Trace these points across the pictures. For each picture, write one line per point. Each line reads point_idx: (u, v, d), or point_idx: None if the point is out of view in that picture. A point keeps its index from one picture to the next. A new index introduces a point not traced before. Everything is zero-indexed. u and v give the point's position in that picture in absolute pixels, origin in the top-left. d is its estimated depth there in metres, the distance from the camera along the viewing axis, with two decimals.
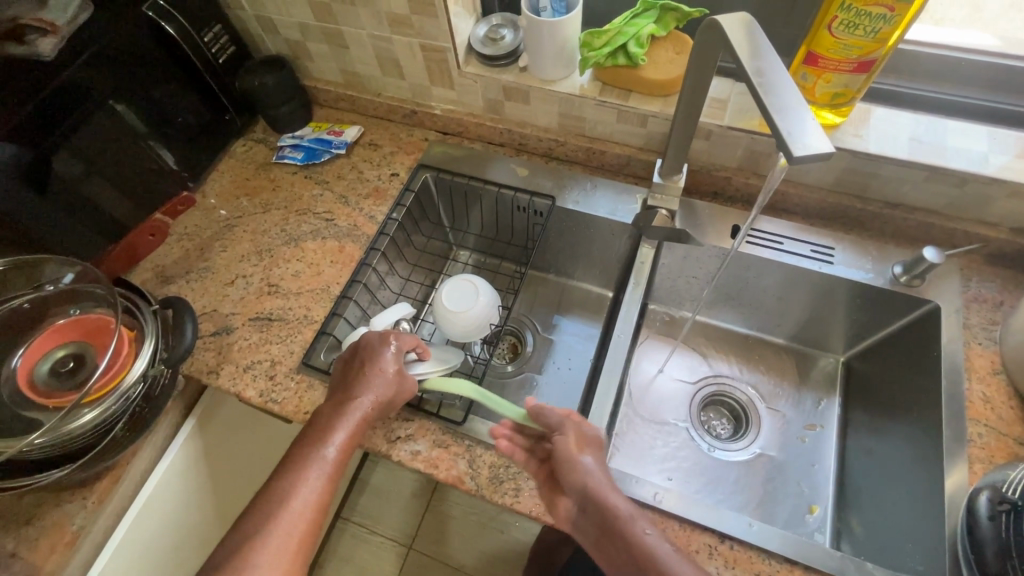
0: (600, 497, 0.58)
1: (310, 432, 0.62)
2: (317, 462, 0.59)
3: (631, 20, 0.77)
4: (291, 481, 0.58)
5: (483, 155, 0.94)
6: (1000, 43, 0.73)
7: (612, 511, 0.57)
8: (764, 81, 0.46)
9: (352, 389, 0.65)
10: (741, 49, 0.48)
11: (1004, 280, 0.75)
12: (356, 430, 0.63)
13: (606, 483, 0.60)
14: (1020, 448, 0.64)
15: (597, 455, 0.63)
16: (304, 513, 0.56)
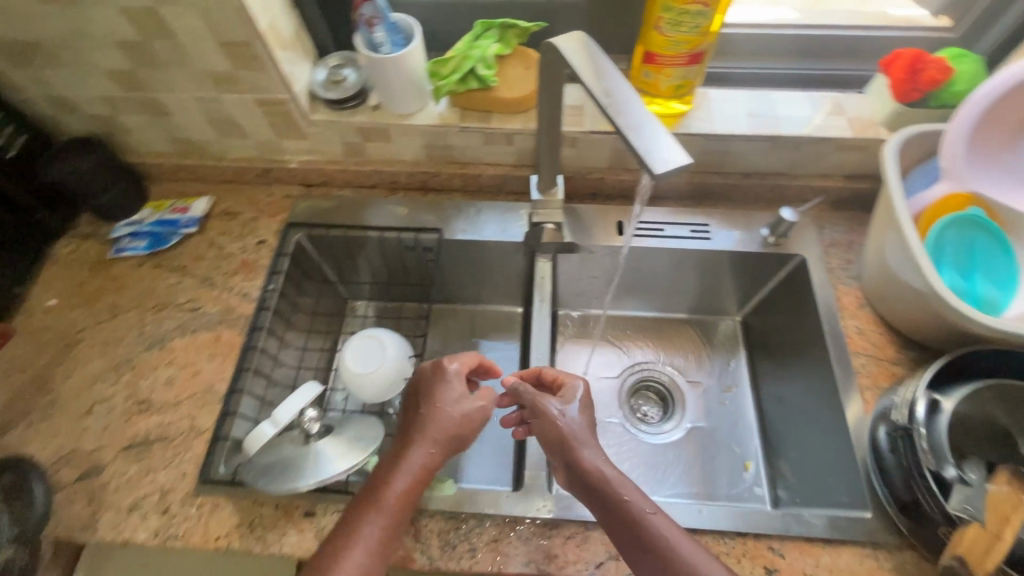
0: (589, 475, 0.57)
1: (372, 479, 0.58)
2: (379, 509, 0.55)
3: (474, 42, 0.76)
4: (343, 539, 0.53)
5: (357, 201, 0.89)
6: (798, 14, 0.81)
7: (604, 491, 0.56)
8: (614, 100, 0.47)
9: (416, 426, 0.61)
10: (586, 73, 0.49)
11: (849, 222, 0.84)
12: (414, 478, 0.58)
13: (600, 459, 0.58)
14: (895, 367, 0.73)
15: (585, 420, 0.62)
16: None
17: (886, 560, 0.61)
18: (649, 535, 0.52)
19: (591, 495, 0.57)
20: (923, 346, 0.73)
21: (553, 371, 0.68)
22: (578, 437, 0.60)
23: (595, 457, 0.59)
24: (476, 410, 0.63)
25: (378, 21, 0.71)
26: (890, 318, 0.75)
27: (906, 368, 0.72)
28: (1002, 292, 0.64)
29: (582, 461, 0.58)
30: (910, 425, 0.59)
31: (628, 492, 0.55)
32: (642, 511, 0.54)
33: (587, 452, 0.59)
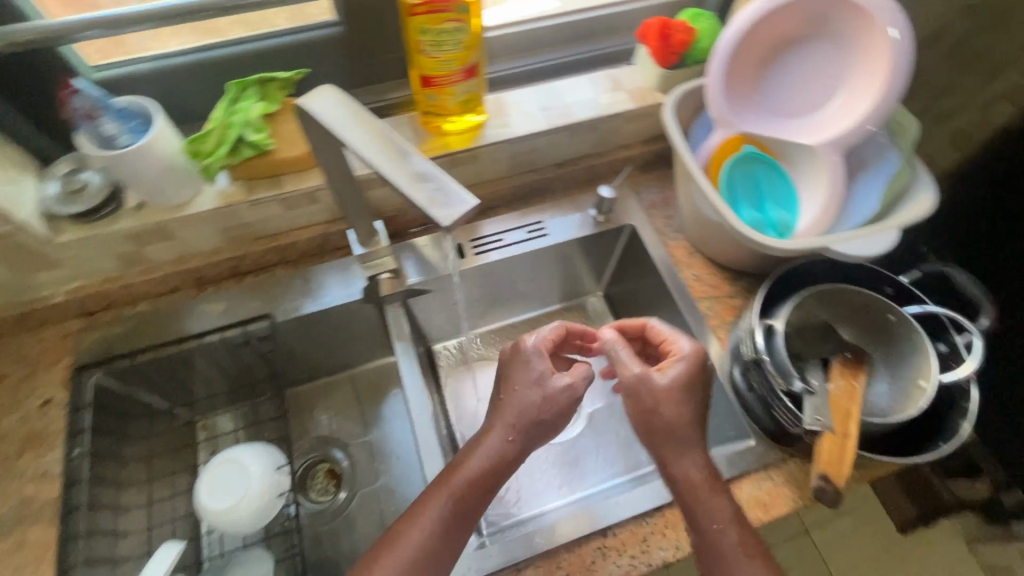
0: (682, 482, 0.55)
1: (478, 441, 0.59)
2: (451, 491, 0.56)
3: (232, 106, 0.67)
4: (393, 536, 0.54)
5: (160, 313, 0.76)
6: (560, 2, 0.84)
7: (692, 499, 0.54)
8: (380, 155, 0.43)
9: (510, 400, 0.60)
10: (342, 132, 0.44)
11: (660, 180, 0.90)
12: (486, 465, 0.57)
13: (696, 472, 0.55)
14: (735, 300, 0.80)
15: (692, 410, 0.57)
16: (416, 559, 0.53)
17: (779, 477, 0.67)
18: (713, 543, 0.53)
19: (679, 499, 0.55)
20: (751, 273, 0.81)
21: (658, 330, 0.66)
22: (681, 430, 0.56)
23: (693, 469, 0.55)
24: (562, 390, 0.60)
25: (100, 113, 0.59)
26: (716, 258, 0.81)
27: (742, 297, 0.80)
28: (791, 212, 0.72)
29: (675, 467, 0.56)
30: (757, 356, 0.65)
31: (707, 499, 0.54)
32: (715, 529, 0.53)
33: (682, 459, 0.56)
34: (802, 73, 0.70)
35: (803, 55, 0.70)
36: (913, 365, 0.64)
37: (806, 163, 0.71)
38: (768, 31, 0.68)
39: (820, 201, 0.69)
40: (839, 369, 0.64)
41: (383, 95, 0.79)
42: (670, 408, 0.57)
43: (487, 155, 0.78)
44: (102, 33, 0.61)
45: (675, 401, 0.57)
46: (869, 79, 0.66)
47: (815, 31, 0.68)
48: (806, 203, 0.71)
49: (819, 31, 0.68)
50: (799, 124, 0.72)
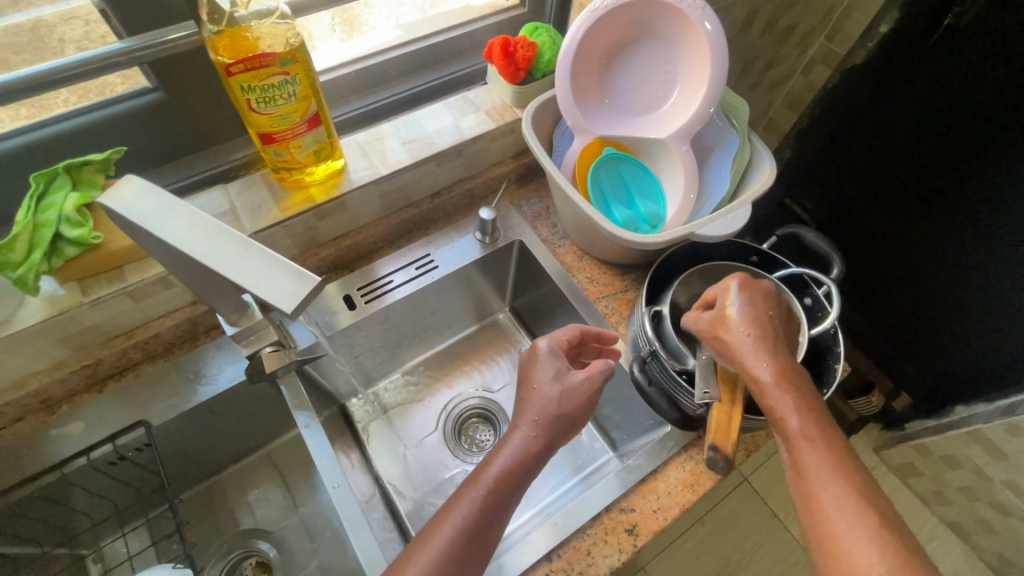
0: (768, 410, 0.53)
1: (504, 439, 0.59)
2: (483, 481, 0.56)
3: (40, 203, 0.58)
4: (425, 538, 0.53)
5: (5, 451, 0.65)
6: (402, 31, 0.83)
7: (784, 429, 0.51)
8: (202, 246, 0.39)
9: (535, 395, 0.61)
10: (153, 225, 0.39)
11: (537, 190, 0.92)
12: (512, 465, 0.56)
13: (797, 410, 0.51)
14: (628, 292, 0.82)
15: (756, 338, 0.55)
16: (444, 557, 0.51)
17: (701, 455, 0.70)
18: (805, 475, 0.49)
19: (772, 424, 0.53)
20: (638, 264, 0.84)
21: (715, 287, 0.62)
22: (740, 364, 0.55)
23: (783, 401, 0.52)
24: (580, 384, 0.61)
25: None
26: (603, 257, 0.84)
27: (635, 288, 0.83)
28: (658, 203, 0.76)
29: (766, 397, 0.53)
30: (650, 347, 0.66)
31: (790, 421, 0.51)
32: (808, 463, 0.49)
33: (778, 395, 0.52)
34: (641, 72, 0.74)
35: (638, 55, 0.74)
36: None
37: (662, 155, 0.76)
38: (596, 41, 0.71)
39: (680, 188, 0.74)
40: None
41: (227, 157, 0.73)
42: (736, 332, 0.56)
43: (355, 200, 0.75)
44: None
45: (737, 331, 0.56)
46: (698, 69, 0.71)
47: (643, 31, 0.72)
48: (669, 193, 0.76)
49: (646, 31, 0.72)
50: (648, 118, 0.76)
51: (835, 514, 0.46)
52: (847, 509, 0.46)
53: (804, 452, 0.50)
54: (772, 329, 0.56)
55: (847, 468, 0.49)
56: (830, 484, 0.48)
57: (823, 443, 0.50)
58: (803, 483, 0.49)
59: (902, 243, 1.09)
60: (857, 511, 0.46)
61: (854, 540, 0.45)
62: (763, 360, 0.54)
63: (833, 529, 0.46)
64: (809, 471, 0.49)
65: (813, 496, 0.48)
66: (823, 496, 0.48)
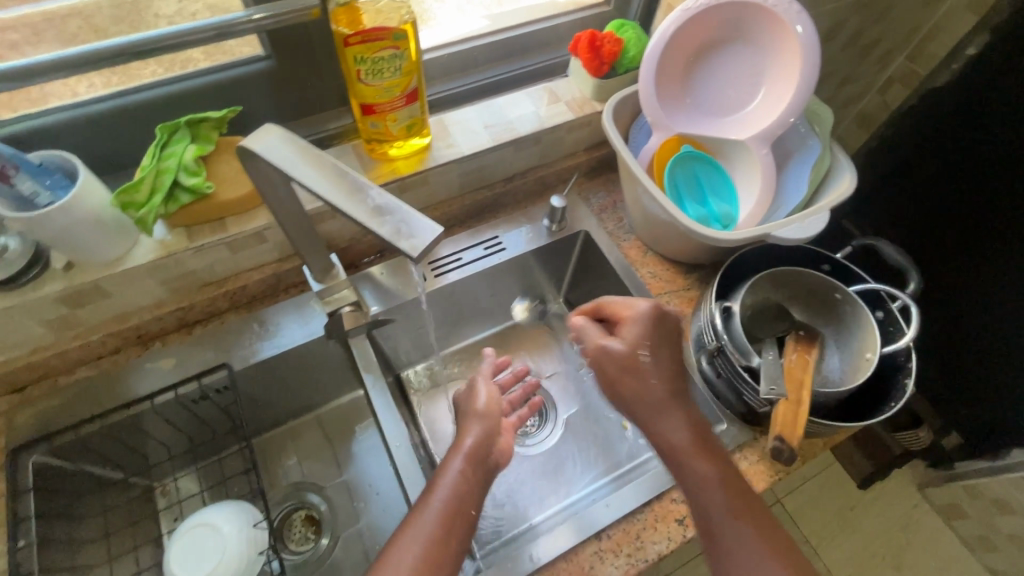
0: (665, 442, 0.60)
1: (451, 451, 0.61)
2: (441, 485, 0.57)
3: (163, 152, 0.64)
4: (397, 550, 0.52)
5: (104, 377, 0.70)
6: (489, 21, 0.86)
7: (681, 461, 0.59)
8: (331, 192, 0.43)
9: (471, 414, 0.65)
10: (296, 167, 0.45)
11: (606, 184, 0.93)
12: (471, 453, 0.60)
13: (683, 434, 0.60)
14: (691, 291, 0.83)
15: (660, 370, 0.63)
16: (434, 532, 0.53)
17: (754, 456, 0.70)
18: (709, 505, 0.56)
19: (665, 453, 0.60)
20: (703, 265, 0.85)
21: (613, 302, 0.69)
22: (655, 407, 0.62)
23: (681, 436, 0.60)
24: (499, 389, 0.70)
25: (16, 172, 0.54)
26: (669, 254, 0.84)
27: (698, 288, 0.83)
28: (731, 204, 0.77)
29: (659, 423, 0.61)
30: (719, 342, 0.67)
31: (693, 456, 0.58)
32: (715, 489, 0.56)
33: (672, 426, 0.60)
34: (726, 73, 0.75)
35: (725, 57, 0.75)
36: (859, 337, 0.69)
37: (739, 156, 0.76)
38: (688, 37, 0.73)
39: (755, 190, 0.75)
40: (792, 345, 0.68)
41: (322, 127, 0.77)
42: (637, 370, 0.63)
43: (436, 177, 0.78)
44: (9, 86, 0.54)
45: (640, 372, 0.63)
46: (787, 72, 0.71)
47: (734, 33, 0.73)
48: (744, 195, 0.76)
49: (737, 33, 0.73)
50: (729, 120, 0.76)
51: (735, 536, 0.54)
52: (745, 530, 0.54)
53: (711, 479, 0.57)
54: (673, 358, 0.65)
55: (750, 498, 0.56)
56: (729, 508, 0.55)
57: (721, 472, 0.57)
58: (704, 507, 0.56)
59: (961, 282, 1.05)
60: (757, 535, 0.54)
61: (755, 557, 0.53)
62: (665, 396, 0.62)
63: (737, 551, 0.53)
64: (715, 497, 0.56)
65: (718, 520, 0.55)
66: (726, 517, 0.55)
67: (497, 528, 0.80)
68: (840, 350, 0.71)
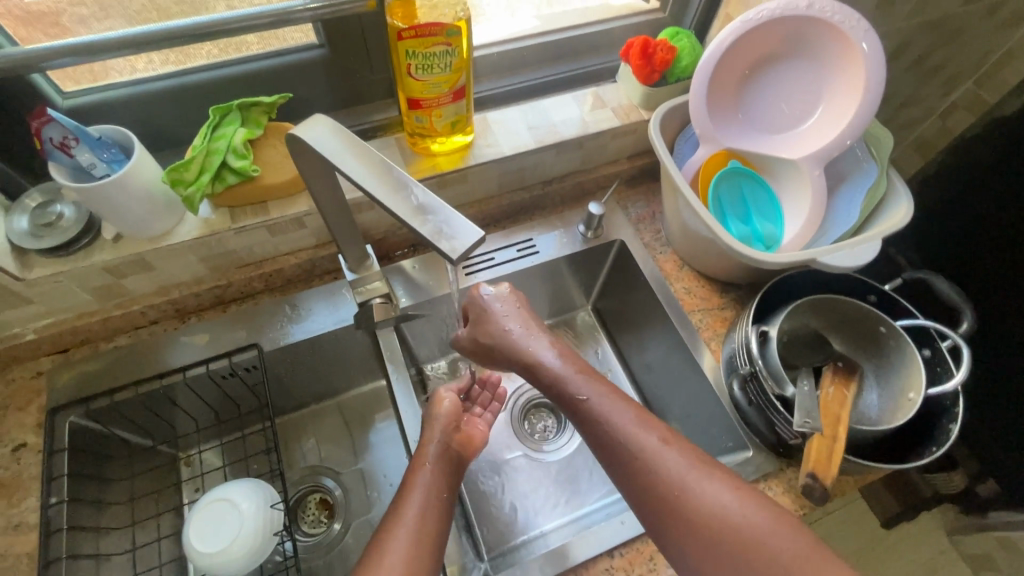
0: (546, 375, 0.63)
1: (419, 452, 0.63)
2: (414, 485, 0.58)
3: (214, 133, 0.65)
4: (381, 548, 0.51)
5: (141, 346, 0.73)
6: (539, 22, 0.85)
7: (571, 398, 0.60)
8: (375, 188, 0.43)
9: (433, 415, 0.66)
10: (344, 160, 0.45)
11: (646, 194, 0.91)
12: (437, 451, 0.62)
13: (586, 387, 0.59)
14: (726, 311, 0.81)
15: (513, 316, 0.67)
16: (414, 527, 0.54)
17: (778, 487, 0.67)
18: (611, 433, 0.55)
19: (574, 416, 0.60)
20: (741, 285, 0.82)
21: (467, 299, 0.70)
22: (552, 388, 0.62)
23: (548, 359, 0.63)
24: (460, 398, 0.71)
25: (75, 143, 0.56)
26: (706, 271, 0.82)
27: (733, 308, 0.81)
28: (776, 224, 0.74)
29: (525, 357, 0.64)
30: (754, 367, 0.65)
31: (581, 389, 0.59)
32: (611, 414, 0.56)
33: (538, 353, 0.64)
34: (782, 89, 0.72)
35: (782, 72, 0.72)
36: (903, 375, 0.66)
37: (789, 176, 0.73)
38: (746, 49, 0.71)
39: (803, 212, 0.72)
40: (829, 377, 0.66)
41: (367, 117, 0.78)
42: (491, 329, 0.66)
43: (475, 175, 0.78)
44: (76, 60, 0.56)
45: (493, 326, 0.66)
46: (848, 92, 0.68)
47: (794, 48, 0.70)
48: (791, 216, 0.73)
49: (797, 48, 0.70)
50: (780, 137, 0.74)
51: (645, 448, 0.53)
52: (653, 437, 0.54)
53: (601, 400, 0.58)
54: (528, 307, 0.69)
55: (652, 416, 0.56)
56: (632, 423, 0.55)
57: (653, 426, 0.55)
58: (607, 438, 0.56)
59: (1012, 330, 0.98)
60: (664, 442, 0.53)
61: (666, 460, 0.52)
62: (519, 333, 0.66)
63: (650, 466, 0.52)
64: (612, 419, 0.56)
65: (624, 452, 0.54)
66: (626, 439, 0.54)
67: (507, 532, 0.80)
68: (880, 386, 0.68)
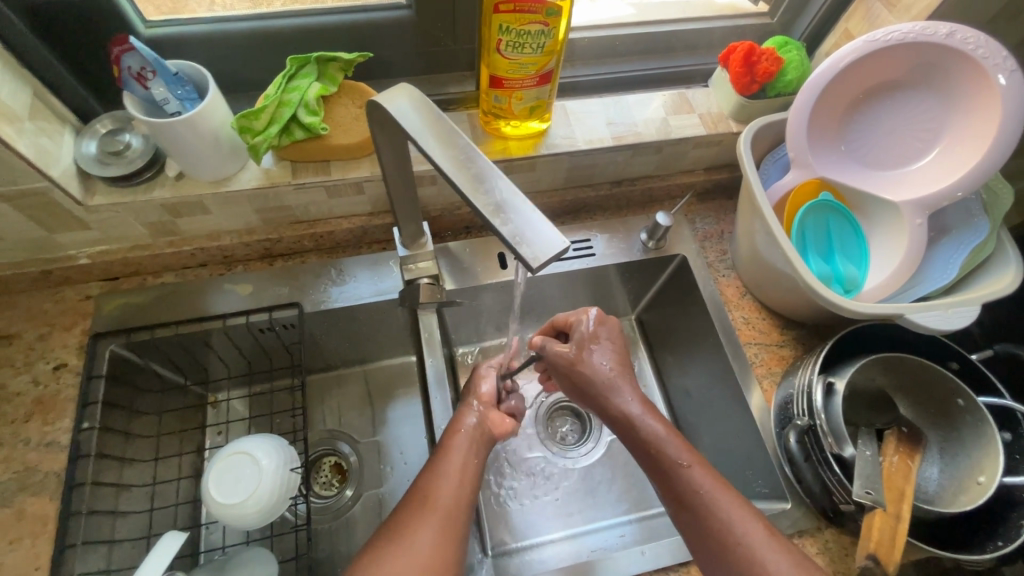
0: (636, 424, 0.59)
1: (460, 413, 0.64)
2: (455, 448, 0.59)
3: (288, 84, 0.63)
4: (426, 499, 0.53)
5: (184, 286, 0.72)
6: (635, 10, 0.80)
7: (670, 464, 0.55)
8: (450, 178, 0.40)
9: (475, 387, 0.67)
10: (428, 132, 0.43)
11: (716, 211, 0.86)
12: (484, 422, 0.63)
13: (661, 428, 0.58)
14: (784, 350, 0.75)
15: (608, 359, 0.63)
16: (458, 486, 0.55)
17: (813, 546, 0.63)
18: (725, 527, 0.51)
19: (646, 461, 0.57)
20: (805, 324, 0.77)
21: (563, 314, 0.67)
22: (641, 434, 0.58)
23: (632, 404, 0.60)
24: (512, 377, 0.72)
25: (151, 75, 0.55)
26: (769, 303, 0.77)
27: (792, 348, 0.75)
28: (860, 268, 0.68)
29: (612, 400, 0.61)
30: (812, 419, 0.61)
31: (680, 455, 0.55)
32: (732, 516, 0.51)
33: (624, 399, 0.60)
34: (895, 122, 0.66)
35: (899, 103, 0.65)
36: (973, 456, 0.61)
37: (884, 219, 0.67)
38: (866, 73, 0.64)
39: (893, 261, 0.66)
40: (893, 445, 0.61)
41: (442, 88, 0.74)
42: (584, 364, 0.62)
43: (544, 165, 0.74)
44: None
45: (588, 361, 0.62)
46: (974, 138, 0.61)
47: (918, 79, 0.64)
48: (878, 262, 0.67)
49: (922, 79, 0.64)
50: (883, 174, 0.67)
51: (745, 535, 0.50)
52: (776, 552, 0.49)
53: (688, 453, 0.56)
54: (623, 348, 0.65)
55: (782, 538, 0.51)
56: (710, 484, 0.53)
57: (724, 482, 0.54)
58: (713, 531, 0.51)
59: None
60: (746, 511, 0.52)
61: (751, 533, 0.50)
62: (613, 375, 0.62)
63: (733, 533, 0.51)
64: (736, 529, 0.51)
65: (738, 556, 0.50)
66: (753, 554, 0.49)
67: (516, 534, 0.78)
68: (943, 462, 0.63)
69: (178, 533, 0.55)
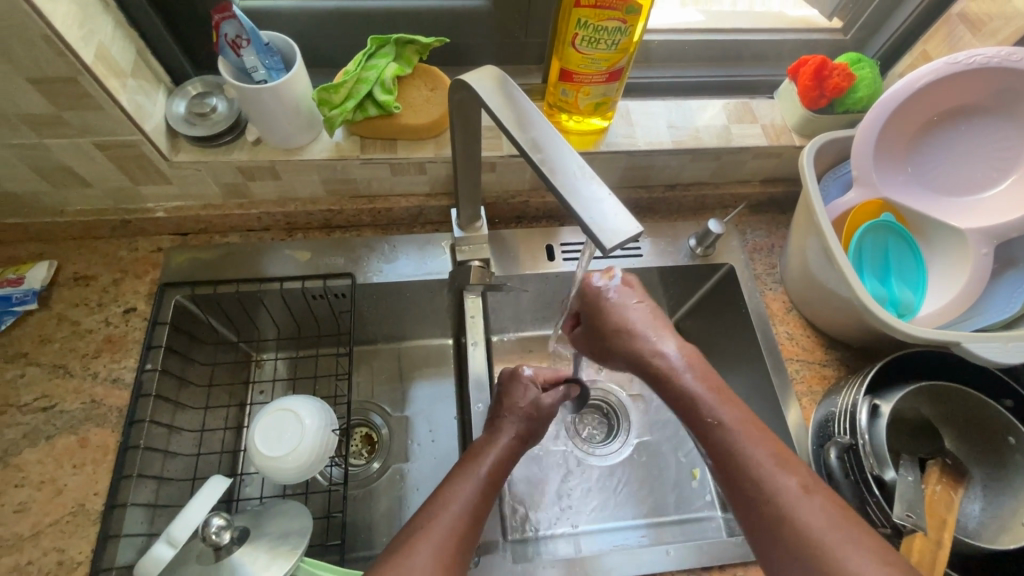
0: (683, 398, 0.54)
1: (482, 447, 0.62)
2: (467, 477, 0.58)
3: (367, 62, 0.66)
4: (428, 522, 0.53)
5: (244, 249, 0.76)
6: (705, 17, 0.80)
7: (770, 486, 0.46)
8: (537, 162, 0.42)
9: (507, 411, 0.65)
10: (508, 123, 0.44)
11: (767, 224, 0.85)
12: (504, 462, 0.61)
13: (697, 386, 0.54)
14: (827, 370, 0.74)
15: (647, 322, 0.58)
16: (463, 516, 0.54)
17: None
18: (769, 492, 0.46)
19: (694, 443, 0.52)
20: (850, 345, 0.75)
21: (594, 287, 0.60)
22: (688, 417, 0.53)
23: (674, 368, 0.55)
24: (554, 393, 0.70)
25: (245, 44, 0.58)
26: (815, 321, 0.76)
27: (835, 369, 0.74)
28: (916, 293, 0.67)
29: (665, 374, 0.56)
30: (854, 438, 0.60)
31: (725, 428, 0.50)
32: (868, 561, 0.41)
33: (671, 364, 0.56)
34: (967, 149, 0.65)
35: (975, 129, 0.64)
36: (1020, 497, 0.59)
37: (946, 246, 0.66)
38: (943, 95, 0.63)
39: (952, 289, 0.64)
40: (935, 474, 0.62)
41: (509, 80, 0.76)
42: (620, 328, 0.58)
43: (603, 162, 0.75)
44: None
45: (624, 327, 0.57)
46: None
47: (997, 106, 0.62)
48: (936, 289, 0.66)
49: (1001, 106, 0.62)
50: (949, 201, 0.66)
51: (796, 507, 0.44)
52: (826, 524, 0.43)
53: (719, 410, 0.51)
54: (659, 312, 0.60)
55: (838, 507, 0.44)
56: (769, 457, 0.48)
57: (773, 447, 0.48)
58: (761, 501, 0.46)
59: None
60: (785, 468, 0.47)
61: (798, 505, 0.44)
62: (654, 342, 0.57)
63: (778, 504, 0.45)
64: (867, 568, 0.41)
65: None
66: None
67: (540, 522, 0.79)
68: (987, 499, 0.61)
69: (225, 477, 0.57)
